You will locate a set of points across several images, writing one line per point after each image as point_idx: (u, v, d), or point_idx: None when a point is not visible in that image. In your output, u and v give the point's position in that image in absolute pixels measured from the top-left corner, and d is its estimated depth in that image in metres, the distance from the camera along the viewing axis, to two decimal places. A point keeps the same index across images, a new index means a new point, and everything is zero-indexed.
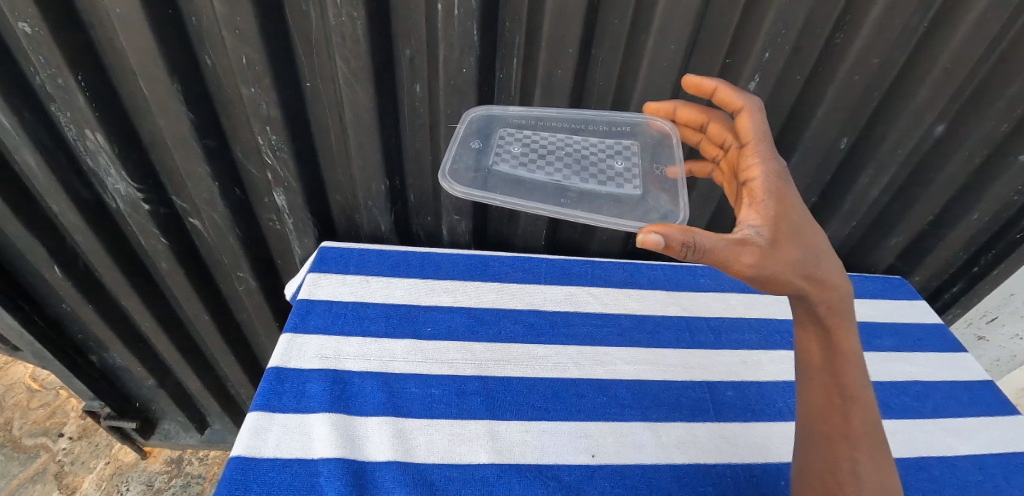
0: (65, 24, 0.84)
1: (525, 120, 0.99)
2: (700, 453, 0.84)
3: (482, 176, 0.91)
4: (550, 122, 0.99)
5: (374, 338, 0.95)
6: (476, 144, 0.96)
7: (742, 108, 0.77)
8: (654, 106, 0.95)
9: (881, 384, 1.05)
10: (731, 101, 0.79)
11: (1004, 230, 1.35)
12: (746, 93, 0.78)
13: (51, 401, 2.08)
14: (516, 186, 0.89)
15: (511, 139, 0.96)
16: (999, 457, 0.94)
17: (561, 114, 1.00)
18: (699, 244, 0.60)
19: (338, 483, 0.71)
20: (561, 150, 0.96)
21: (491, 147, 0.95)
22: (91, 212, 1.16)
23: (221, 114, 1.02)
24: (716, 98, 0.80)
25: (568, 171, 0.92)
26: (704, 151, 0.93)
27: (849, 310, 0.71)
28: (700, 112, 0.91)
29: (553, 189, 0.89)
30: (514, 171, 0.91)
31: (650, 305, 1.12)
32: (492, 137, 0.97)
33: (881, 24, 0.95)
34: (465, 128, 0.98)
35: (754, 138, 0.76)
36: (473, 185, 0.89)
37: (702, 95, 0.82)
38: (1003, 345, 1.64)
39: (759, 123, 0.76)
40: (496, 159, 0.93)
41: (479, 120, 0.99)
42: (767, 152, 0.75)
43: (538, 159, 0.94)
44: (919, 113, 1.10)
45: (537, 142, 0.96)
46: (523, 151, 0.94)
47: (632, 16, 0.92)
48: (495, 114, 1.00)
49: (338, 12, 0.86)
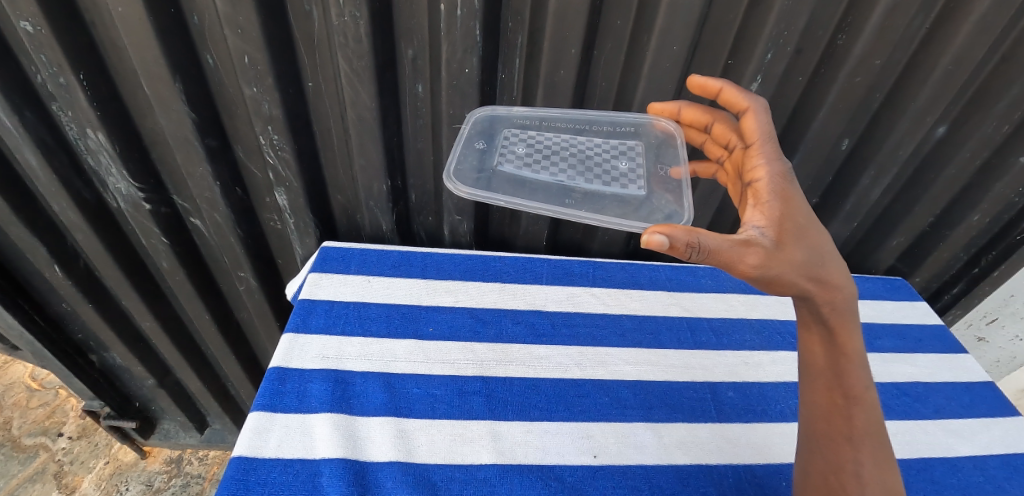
0: (66, 22, 0.84)
1: (528, 121, 0.99)
2: (702, 453, 0.84)
3: (486, 177, 0.91)
4: (553, 122, 0.99)
5: (376, 338, 0.95)
6: (478, 145, 0.96)
7: (747, 108, 0.77)
8: (658, 106, 0.95)
9: (882, 385, 1.05)
10: (736, 102, 0.79)
11: (1005, 231, 1.35)
12: (751, 94, 0.78)
13: (50, 401, 2.08)
14: (520, 186, 0.89)
15: (516, 139, 0.96)
16: (1001, 458, 0.94)
17: (565, 114, 1.00)
18: (704, 245, 0.60)
19: (340, 483, 0.71)
20: (565, 151, 0.95)
21: (494, 148, 0.95)
22: (92, 212, 1.16)
23: (223, 114, 1.02)
24: (721, 99, 0.80)
25: (572, 171, 0.92)
26: (709, 151, 0.93)
27: (853, 311, 0.71)
28: (704, 113, 0.91)
29: (557, 190, 0.89)
30: (519, 171, 0.91)
31: (652, 305, 1.12)
32: (495, 138, 0.97)
33: (883, 25, 0.95)
34: (468, 129, 0.98)
35: (759, 139, 0.76)
36: (477, 186, 0.89)
37: (706, 96, 0.82)
38: (1003, 346, 1.65)
39: (764, 124, 0.76)
40: (499, 160, 0.93)
41: (482, 121, 0.99)
42: (772, 153, 0.75)
43: (542, 159, 0.94)
44: (921, 115, 1.10)
45: (541, 143, 0.96)
46: (526, 152, 0.94)
47: (635, 17, 0.92)
48: (498, 115, 1.00)
49: (341, 12, 0.86)
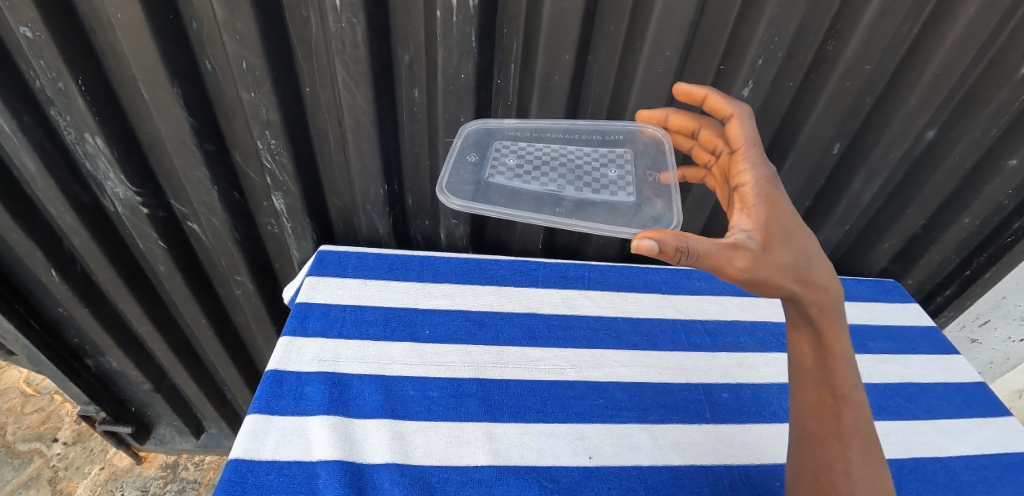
0: (66, 28, 0.85)
1: (520, 132, 1.01)
2: (696, 454, 0.85)
3: (480, 187, 0.92)
4: (543, 133, 1.00)
5: (372, 342, 0.95)
6: (472, 156, 0.97)
7: (731, 114, 0.79)
8: (645, 114, 0.97)
9: (874, 386, 1.07)
10: (720, 108, 0.80)
11: (995, 233, 1.37)
12: (736, 100, 0.80)
13: (45, 406, 2.07)
14: (512, 197, 0.90)
15: (507, 150, 0.97)
16: (992, 458, 0.95)
17: (555, 125, 1.01)
18: (693, 249, 0.61)
19: (337, 485, 0.71)
20: (555, 161, 0.97)
21: (487, 159, 0.96)
22: (90, 216, 1.16)
23: (221, 118, 1.03)
24: (706, 105, 0.81)
25: (563, 181, 0.93)
26: (697, 156, 0.95)
27: (840, 312, 0.72)
28: (692, 119, 0.93)
29: (549, 199, 0.90)
30: (510, 182, 0.92)
31: (646, 308, 1.13)
32: (489, 147, 0.98)
33: (871, 31, 0.97)
34: (462, 141, 0.99)
35: (743, 144, 0.77)
36: (471, 196, 0.90)
37: (693, 103, 0.83)
38: (997, 348, 1.66)
39: (749, 130, 0.77)
40: (493, 171, 0.94)
41: (476, 132, 1.01)
42: (757, 157, 0.76)
43: (533, 170, 0.95)
44: (910, 119, 1.12)
45: (532, 154, 0.97)
46: (518, 163, 0.96)
47: (628, 23, 0.94)
48: (491, 126, 1.01)
49: (338, 18, 0.87)
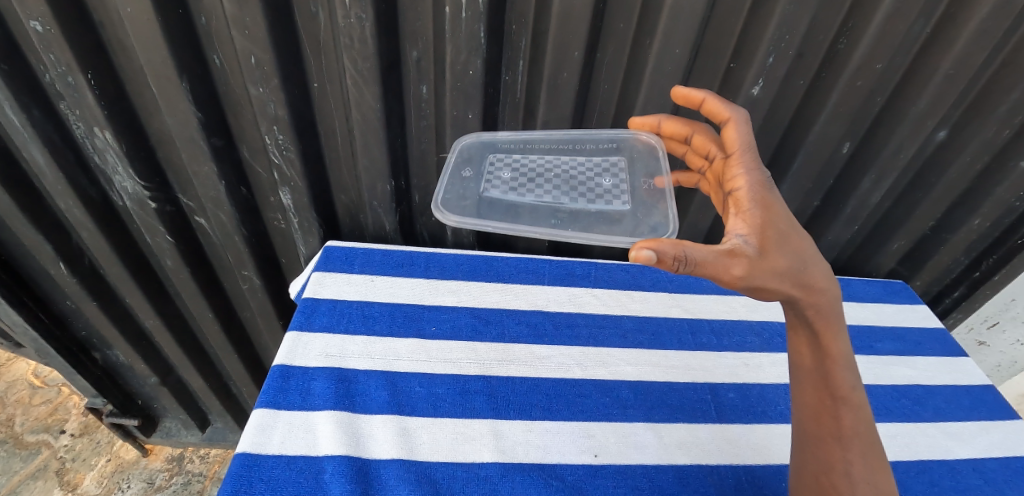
0: (76, 23, 0.85)
1: (513, 145, 1.00)
2: (702, 454, 0.85)
3: (473, 203, 0.91)
4: (536, 144, 1.00)
5: (378, 338, 0.96)
6: (467, 172, 0.96)
7: (728, 119, 0.77)
8: (638, 120, 0.95)
9: (882, 388, 1.06)
10: (717, 113, 0.78)
11: (1005, 235, 1.36)
12: (733, 105, 0.78)
13: (52, 398, 2.11)
14: (508, 210, 0.90)
15: (502, 163, 0.96)
16: (999, 461, 0.94)
17: (547, 136, 1.00)
18: (690, 257, 0.61)
19: (343, 480, 0.71)
20: (550, 172, 0.97)
21: (483, 173, 0.96)
22: (99, 210, 1.17)
23: (228, 114, 1.03)
24: (704, 109, 0.79)
25: (557, 193, 0.93)
26: (690, 160, 0.94)
27: (838, 313, 0.72)
28: (685, 125, 0.90)
29: (544, 211, 0.90)
30: (505, 195, 0.92)
31: (652, 306, 1.12)
32: (484, 161, 0.97)
33: (883, 29, 0.96)
34: (455, 156, 0.99)
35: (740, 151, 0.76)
36: (467, 212, 0.89)
37: (691, 106, 0.81)
38: (1004, 351, 1.66)
39: (745, 134, 0.76)
40: (486, 186, 0.94)
41: (471, 145, 1.00)
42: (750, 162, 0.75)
43: (527, 182, 0.95)
44: (921, 119, 1.11)
45: (525, 166, 0.97)
46: (513, 176, 0.95)
47: (638, 20, 0.93)
48: (485, 140, 1.01)
49: (347, 13, 0.86)
